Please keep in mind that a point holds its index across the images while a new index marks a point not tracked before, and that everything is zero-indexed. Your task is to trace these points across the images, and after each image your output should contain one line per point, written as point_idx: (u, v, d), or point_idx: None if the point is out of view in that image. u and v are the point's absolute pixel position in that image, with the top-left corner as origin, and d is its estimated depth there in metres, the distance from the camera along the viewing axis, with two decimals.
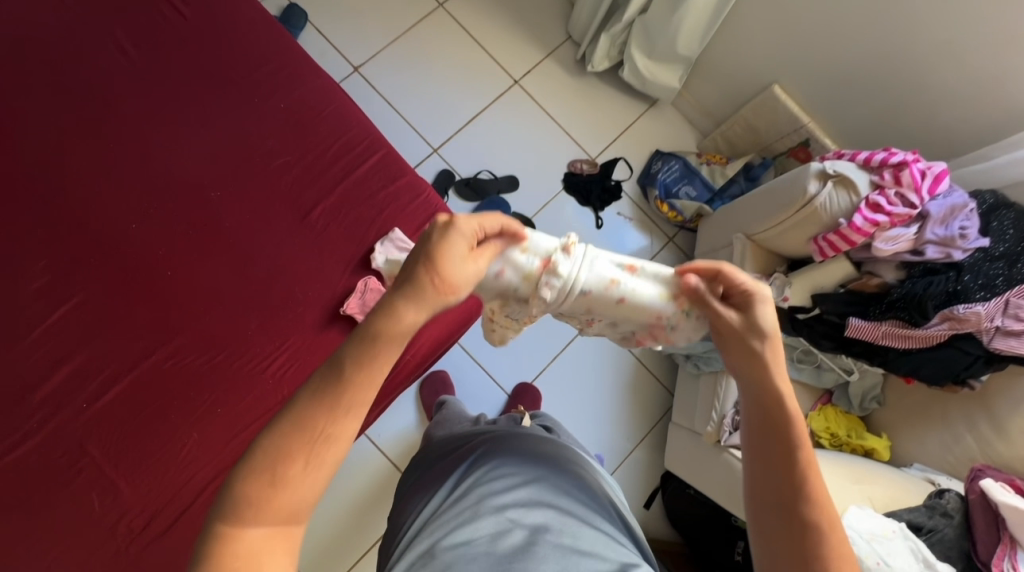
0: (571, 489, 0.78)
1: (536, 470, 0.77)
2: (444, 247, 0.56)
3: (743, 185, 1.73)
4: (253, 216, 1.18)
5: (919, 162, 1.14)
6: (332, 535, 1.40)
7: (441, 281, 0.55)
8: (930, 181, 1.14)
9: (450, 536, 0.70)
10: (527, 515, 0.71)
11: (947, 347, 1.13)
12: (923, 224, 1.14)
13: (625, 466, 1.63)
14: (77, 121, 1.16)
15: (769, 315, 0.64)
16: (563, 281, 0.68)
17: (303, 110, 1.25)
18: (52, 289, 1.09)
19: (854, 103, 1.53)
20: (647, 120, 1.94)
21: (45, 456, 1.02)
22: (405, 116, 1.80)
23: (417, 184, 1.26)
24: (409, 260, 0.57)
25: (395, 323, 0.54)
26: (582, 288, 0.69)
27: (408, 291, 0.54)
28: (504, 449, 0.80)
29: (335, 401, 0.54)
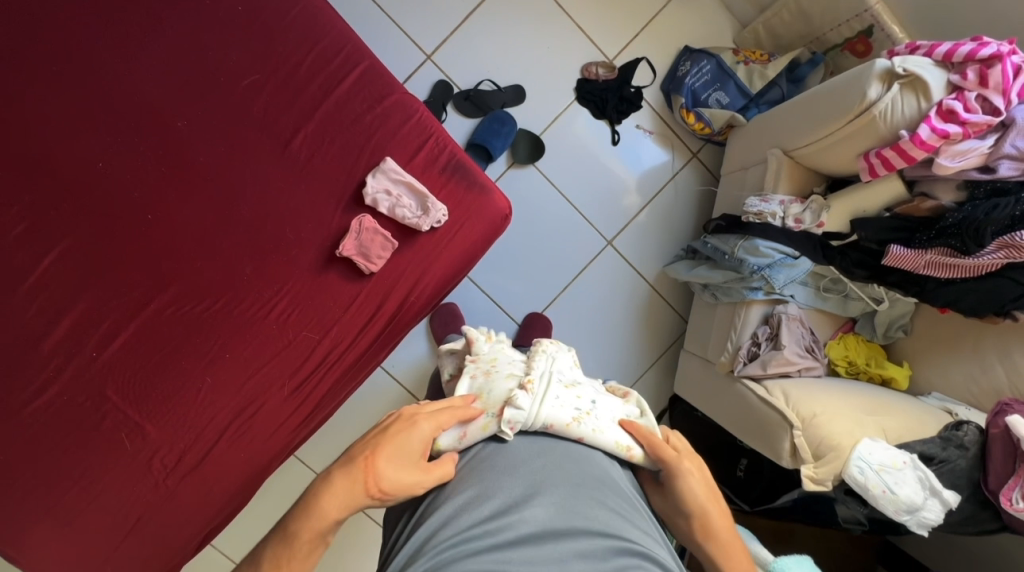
0: (582, 458, 0.70)
1: (541, 442, 0.70)
2: (385, 448, 0.64)
3: (784, 90, 1.50)
4: (228, 149, 1.05)
5: (1013, 56, 0.93)
6: None
7: (371, 473, 0.62)
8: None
9: (448, 518, 0.63)
10: (533, 490, 0.64)
11: (996, 277, 1.04)
12: (1003, 135, 0.97)
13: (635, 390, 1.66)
14: (7, 39, 1.00)
15: (695, 485, 0.70)
16: (524, 421, 0.70)
17: (266, 14, 1.05)
18: (32, 238, 1.03)
19: None
20: (676, 7, 1.63)
21: (68, 403, 1.05)
22: (391, 14, 1.54)
23: (408, 103, 1.10)
24: (361, 444, 0.66)
25: (319, 513, 0.60)
26: (543, 423, 0.71)
27: (346, 465, 0.63)
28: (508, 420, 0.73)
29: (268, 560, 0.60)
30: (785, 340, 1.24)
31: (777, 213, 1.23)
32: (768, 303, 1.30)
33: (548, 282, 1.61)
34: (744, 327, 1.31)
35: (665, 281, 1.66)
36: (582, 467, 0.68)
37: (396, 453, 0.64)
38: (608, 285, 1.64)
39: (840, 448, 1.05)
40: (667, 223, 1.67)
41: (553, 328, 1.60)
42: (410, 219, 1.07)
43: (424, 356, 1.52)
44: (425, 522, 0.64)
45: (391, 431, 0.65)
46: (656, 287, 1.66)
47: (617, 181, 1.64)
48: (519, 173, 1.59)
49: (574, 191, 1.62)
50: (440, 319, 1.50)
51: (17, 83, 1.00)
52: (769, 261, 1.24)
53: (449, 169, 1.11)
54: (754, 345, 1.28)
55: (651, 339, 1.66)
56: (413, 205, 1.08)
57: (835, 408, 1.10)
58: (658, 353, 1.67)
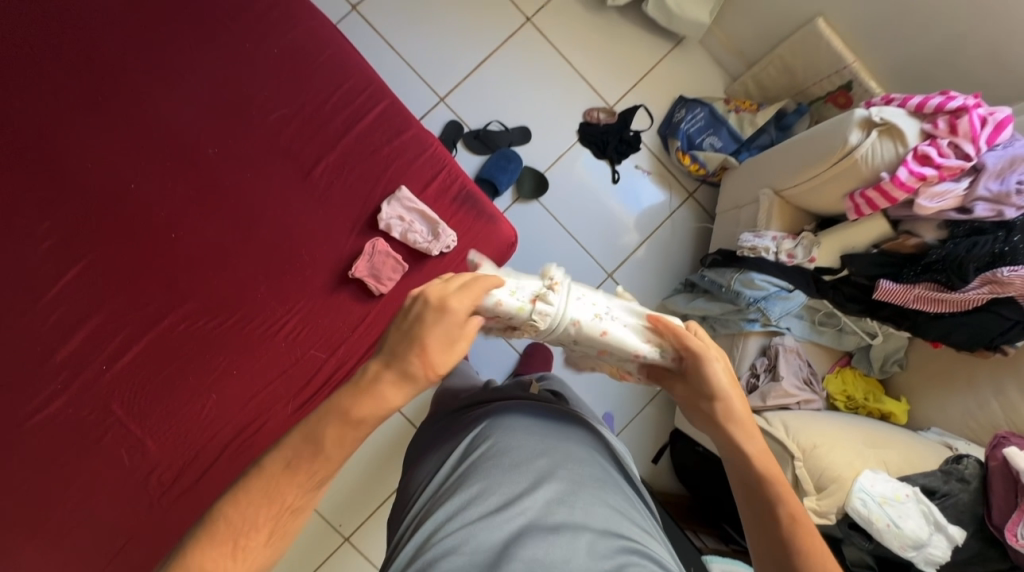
0: (582, 458, 0.72)
1: (544, 442, 0.72)
2: (432, 333, 0.57)
3: (773, 136, 1.60)
4: (253, 175, 1.12)
5: (980, 108, 1.02)
6: (352, 485, 1.47)
7: (428, 361, 0.57)
8: (991, 129, 1.02)
9: (451, 514, 0.65)
10: (533, 490, 0.66)
11: (983, 311, 1.08)
12: (976, 178, 1.04)
13: (635, 424, 1.65)
14: (62, 72, 1.09)
15: (719, 371, 0.68)
16: (552, 316, 0.67)
17: (298, 56, 1.15)
18: (59, 252, 1.08)
19: (908, 37, 1.36)
20: (671, 61, 1.77)
21: (72, 415, 1.06)
22: (409, 60, 1.67)
23: (423, 138, 1.18)
24: (390, 343, 0.58)
25: (380, 399, 0.56)
26: (570, 319, 0.68)
27: (391, 368, 0.56)
28: (512, 421, 0.75)
29: (306, 479, 0.56)
30: (784, 372, 1.26)
31: (771, 247, 1.28)
32: (765, 335, 1.33)
33: None
34: (742, 359, 1.34)
35: None
36: (581, 466, 0.71)
37: (445, 335, 0.57)
38: None
39: (841, 480, 1.05)
40: (665, 258, 1.73)
41: (554, 358, 1.61)
42: (421, 244, 1.13)
43: None
44: (432, 517, 0.66)
45: (430, 318, 0.57)
46: None
47: (617, 217, 1.72)
48: (524, 207, 1.67)
49: (576, 225, 1.69)
50: None
51: (65, 110, 1.09)
52: (765, 293, 1.29)
53: (459, 198, 1.17)
54: (754, 377, 1.31)
55: None
56: (424, 230, 1.13)
57: (838, 440, 1.11)
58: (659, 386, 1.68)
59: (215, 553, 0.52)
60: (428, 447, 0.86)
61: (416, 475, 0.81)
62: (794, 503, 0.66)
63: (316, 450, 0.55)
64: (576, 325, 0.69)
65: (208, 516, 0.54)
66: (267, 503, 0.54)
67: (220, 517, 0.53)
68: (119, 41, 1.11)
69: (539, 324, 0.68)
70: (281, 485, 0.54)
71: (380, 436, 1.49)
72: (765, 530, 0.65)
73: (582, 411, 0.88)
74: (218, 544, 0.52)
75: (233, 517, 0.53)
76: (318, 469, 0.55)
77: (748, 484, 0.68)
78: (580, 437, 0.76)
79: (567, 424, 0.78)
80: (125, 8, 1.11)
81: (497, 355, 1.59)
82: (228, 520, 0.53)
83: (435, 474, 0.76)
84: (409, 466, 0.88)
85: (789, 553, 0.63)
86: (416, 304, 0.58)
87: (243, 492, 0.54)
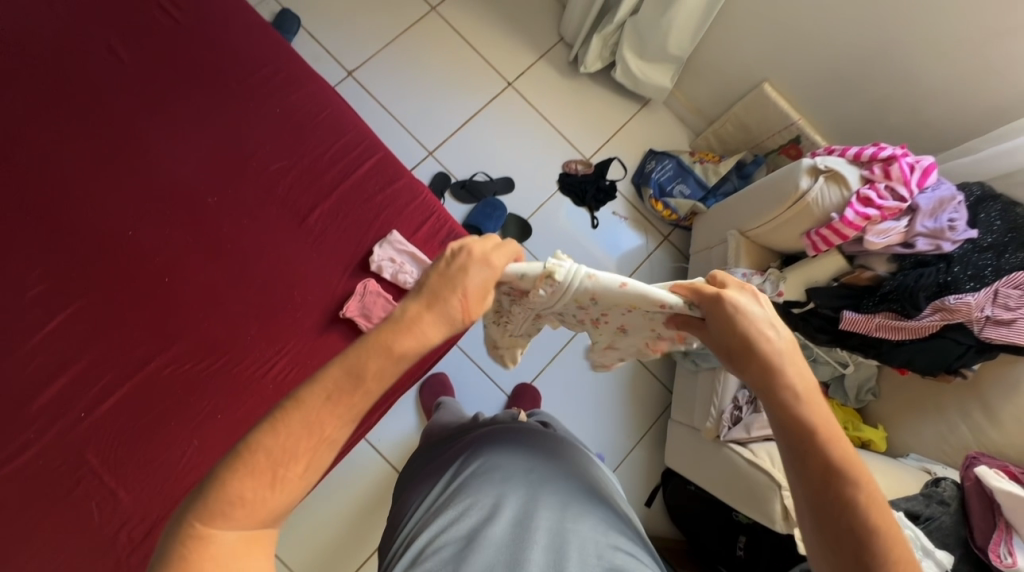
0: (569, 475, 0.79)
1: (531, 461, 0.79)
2: (473, 279, 0.54)
3: (735, 184, 1.75)
4: (250, 221, 1.17)
5: (908, 157, 1.16)
6: (334, 540, 1.39)
7: (469, 306, 0.53)
8: (919, 175, 1.16)
9: (442, 527, 0.70)
10: (520, 505, 0.72)
11: (938, 337, 1.16)
12: (913, 217, 1.16)
13: (625, 464, 1.64)
14: (73, 129, 1.16)
15: (749, 312, 0.59)
16: (564, 275, 0.65)
17: (299, 114, 1.25)
18: (49, 298, 1.08)
19: (843, 99, 1.56)
20: (640, 120, 1.96)
21: (43, 466, 1.01)
22: (400, 119, 1.81)
23: (414, 186, 1.26)
24: (429, 284, 0.53)
25: (420, 339, 0.51)
26: (584, 275, 0.65)
27: (433, 308, 0.52)
28: (501, 440, 0.81)
29: (347, 407, 0.51)
30: None
31: None
32: None
33: (537, 351, 1.65)
34: (724, 392, 1.37)
35: None
36: (567, 482, 0.77)
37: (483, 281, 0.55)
38: None
39: None
40: None
41: (542, 398, 1.61)
42: (411, 284, 1.17)
43: (412, 427, 1.50)
44: (424, 531, 0.70)
45: (475, 267, 0.54)
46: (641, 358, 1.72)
47: (598, 259, 1.81)
48: None
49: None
50: (430, 388, 1.50)
51: (72, 163, 1.14)
52: None
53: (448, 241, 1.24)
54: (737, 408, 1.35)
55: (639, 409, 1.69)
56: (414, 271, 1.18)
57: None
58: (647, 424, 1.68)
59: (253, 482, 0.49)
60: (421, 471, 0.90)
61: (408, 494, 0.85)
62: (849, 452, 0.58)
63: (359, 381, 0.50)
64: (592, 285, 0.66)
65: (240, 444, 0.50)
66: (304, 437, 0.50)
67: (255, 443, 0.49)
68: (130, 101, 1.19)
69: (551, 289, 0.66)
70: (323, 416, 0.50)
71: (365, 485, 1.43)
72: (816, 489, 0.58)
73: (566, 435, 0.94)
74: (254, 474, 0.49)
75: (270, 445, 0.49)
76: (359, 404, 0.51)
77: (794, 438, 0.59)
78: (570, 457, 0.83)
79: (553, 443, 0.84)
80: (139, 74, 1.21)
81: (485, 397, 1.59)
82: (265, 447, 0.49)
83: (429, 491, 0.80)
84: (401, 494, 0.91)
85: (849, 512, 0.56)
86: (458, 254, 0.55)
87: (282, 420, 0.50)
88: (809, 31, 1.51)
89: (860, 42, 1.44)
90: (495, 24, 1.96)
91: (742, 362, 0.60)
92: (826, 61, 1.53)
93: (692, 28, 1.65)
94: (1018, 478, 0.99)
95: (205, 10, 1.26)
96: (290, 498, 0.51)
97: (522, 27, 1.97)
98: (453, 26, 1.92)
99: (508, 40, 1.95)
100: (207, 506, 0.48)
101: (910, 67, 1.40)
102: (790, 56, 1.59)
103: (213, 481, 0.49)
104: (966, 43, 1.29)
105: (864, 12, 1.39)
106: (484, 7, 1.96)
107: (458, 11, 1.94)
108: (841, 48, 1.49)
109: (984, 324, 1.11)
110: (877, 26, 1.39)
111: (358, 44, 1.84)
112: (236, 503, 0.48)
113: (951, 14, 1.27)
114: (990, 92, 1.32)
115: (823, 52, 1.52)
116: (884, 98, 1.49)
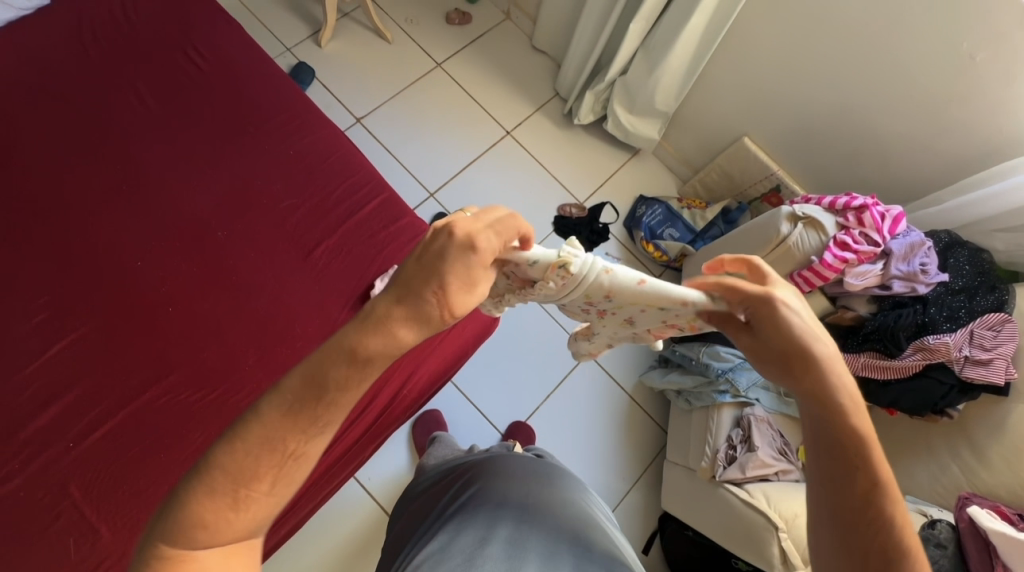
0: (557, 509, 0.79)
1: (520, 493, 0.80)
2: (450, 268, 0.52)
3: (722, 228, 1.84)
4: (256, 254, 1.22)
5: (878, 206, 1.25)
6: None
7: (449, 299, 0.52)
8: (889, 222, 1.24)
9: (432, 548, 0.72)
10: (505, 535, 0.73)
11: (922, 377, 1.19)
12: (887, 261, 1.24)
13: (621, 507, 1.60)
14: (95, 166, 1.23)
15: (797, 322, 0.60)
16: (582, 265, 0.68)
17: (310, 156, 1.33)
18: (51, 325, 1.10)
19: (817, 153, 1.68)
20: (630, 168, 2.08)
21: (25, 499, 0.99)
22: (404, 162, 1.91)
23: (417, 224, 1.32)
24: (404, 279, 0.52)
25: (390, 339, 0.51)
26: (602, 268, 0.68)
27: (406, 309, 0.51)
28: (493, 470, 0.83)
29: (307, 421, 0.51)
30: (759, 442, 1.31)
31: None
32: (737, 406, 1.41)
33: (532, 388, 1.66)
34: (718, 431, 1.39)
35: (642, 390, 1.73)
36: (555, 516, 0.77)
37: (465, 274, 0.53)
38: (590, 392, 1.70)
39: None
40: None
41: (536, 436, 1.60)
42: None
43: (404, 465, 1.47)
44: (416, 554, 0.72)
45: (452, 253, 0.52)
46: (635, 397, 1.72)
47: None
48: None
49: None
50: (424, 424, 1.49)
51: (91, 198, 1.20)
52: (730, 365, 1.41)
53: None
54: (731, 448, 1.35)
55: (634, 449, 1.67)
56: None
57: None
58: (642, 465, 1.66)
59: (216, 504, 0.50)
60: (416, 502, 0.93)
61: (403, 526, 0.89)
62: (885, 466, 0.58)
63: (319, 393, 0.50)
64: (609, 278, 0.69)
65: (202, 465, 0.50)
66: (264, 456, 0.50)
67: (215, 465, 0.50)
68: (152, 141, 1.27)
69: (567, 276, 0.68)
70: (282, 433, 0.50)
71: (352, 527, 1.39)
72: (847, 497, 0.58)
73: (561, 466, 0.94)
74: (216, 497, 0.50)
75: (229, 465, 0.50)
76: (318, 418, 0.51)
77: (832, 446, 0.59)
78: (553, 485, 0.83)
79: (545, 476, 0.85)
80: (163, 117, 1.29)
81: (478, 435, 1.58)
82: (223, 467, 0.50)
83: (420, 521, 0.83)
84: (396, 527, 0.92)
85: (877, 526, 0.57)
86: (437, 238, 0.53)
87: (239, 439, 0.50)
88: (782, 93, 1.66)
89: (828, 103, 1.58)
90: (496, 79, 2.12)
91: (793, 367, 0.60)
92: (799, 119, 1.67)
93: (677, 88, 1.80)
94: (1009, 520, 1.01)
95: (230, 62, 1.37)
96: (265, 513, 0.52)
97: (520, 82, 2.14)
98: (456, 80, 2.08)
99: (507, 94, 2.11)
100: (176, 528, 0.50)
101: (875, 126, 1.53)
102: (767, 114, 1.73)
103: (178, 505, 0.50)
104: (923, 105, 1.42)
105: (830, 77, 1.54)
106: (486, 64, 2.13)
107: (462, 68, 2.10)
108: (811, 108, 1.63)
109: (964, 363, 1.15)
110: (843, 90, 1.54)
111: (368, 94, 1.97)
112: (205, 522, 0.50)
113: (907, 80, 1.41)
114: (950, 149, 1.44)
115: (797, 110, 1.66)
116: (855, 152, 1.61)
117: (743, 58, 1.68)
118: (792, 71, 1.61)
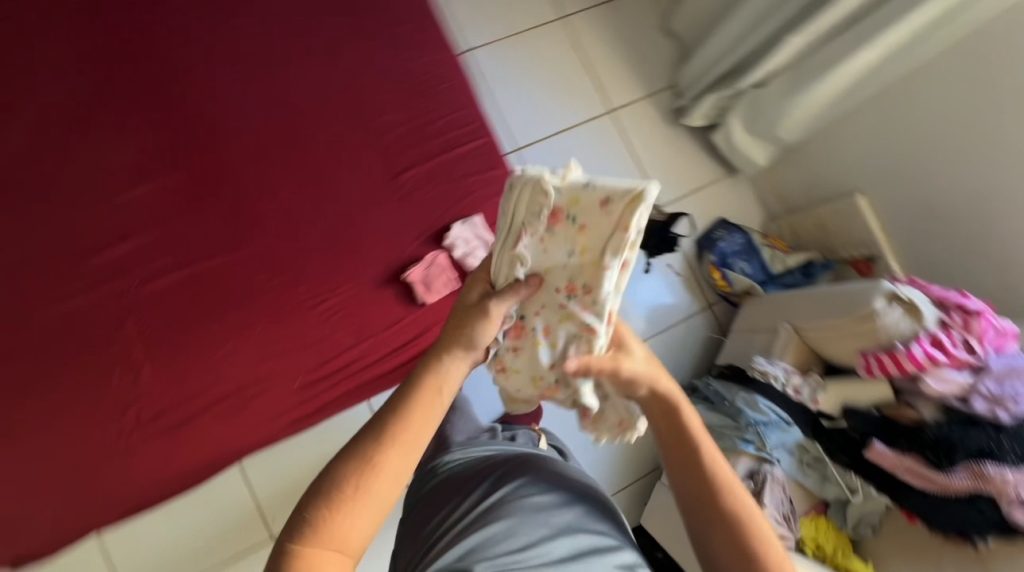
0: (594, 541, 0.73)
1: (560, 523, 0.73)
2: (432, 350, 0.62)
3: (797, 279, 1.74)
4: (347, 159, 1.19)
5: (987, 318, 1.19)
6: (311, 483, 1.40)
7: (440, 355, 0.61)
8: (989, 338, 1.18)
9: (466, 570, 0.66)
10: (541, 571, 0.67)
11: (963, 500, 1.13)
12: (977, 374, 1.18)
13: None
14: (216, 19, 1.19)
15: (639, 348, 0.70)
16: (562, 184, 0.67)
17: (426, 73, 1.26)
18: (141, 166, 1.11)
19: (932, 237, 1.55)
20: (722, 187, 1.98)
21: (83, 320, 1.04)
22: (500, 107, 1.84)
23: (508, 179, 1.25)
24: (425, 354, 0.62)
25: (434, 376, 0.60)
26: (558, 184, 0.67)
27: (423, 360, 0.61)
28: (531, 488, 0.77)
29: (380, 436, 0.57)
30: (767, 500, 1.30)
31: (779, 377, 1.39)
32: (755, 458, 1.37)
33: None
34: None
35: None
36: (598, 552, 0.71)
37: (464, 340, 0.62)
38: None
39: None
40: (668, 355, 1.86)
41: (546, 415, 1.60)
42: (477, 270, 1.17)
43: None
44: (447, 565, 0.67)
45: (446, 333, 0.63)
46: None
47: (641, 303, 1.85)
48: None
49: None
50: None
51: (204, 50, 1.17)
52: (764, 419, 1.38)
53: None
54: None
55: (632, 462, 1.66)
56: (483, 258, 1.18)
57: None
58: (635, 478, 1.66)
59: (323, 508, 0.54)
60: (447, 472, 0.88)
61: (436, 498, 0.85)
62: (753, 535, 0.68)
63: (389, 412, 0.58)
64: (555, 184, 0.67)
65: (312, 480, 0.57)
66: (365, 457, 0.56)
67: (324, 474, 0.57)
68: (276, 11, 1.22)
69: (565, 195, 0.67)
70: (367, 446, 0.56)
71: None
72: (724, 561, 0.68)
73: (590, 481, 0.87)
74: (320, 499, 0.55)
75: (330, 476, 0.56)
76: (392, 433, 0.57)
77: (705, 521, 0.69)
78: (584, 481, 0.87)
79: (583, 506, 0.78)
80: None
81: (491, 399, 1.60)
82: (328, 476, 0.56)
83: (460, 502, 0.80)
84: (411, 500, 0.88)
85: None
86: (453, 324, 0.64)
87: (344, 451, 0.58)
88: (924, 161, 1.51)
89: (969, 189, 1.44)
90: (616, 50, 1.98)
91: (678, 437, 0.70)
92: (928, 196, 1.53)
93: (810, 120, 1.65)
94: None
95: None
96: (359, 522, 0.55)
97: (641, 61, 2.00)
98: (576, 39, 1.95)
99: (623, 70, 1.98)
100: (295, 526, 0.54)
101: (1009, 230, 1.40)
102: (895, 179, 1.58)
103: (297, 511, 0.55)
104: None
105: (983, 164, 1.39)
106: (612, 31, 1.99)
107: (586, 27, 1.96)
108: (946, 189, 1.49)
109: (1014, 504, 1.08)
110: (994, 181, 1.39)
111: (484, 26, 1.87)
112: (311, 526, 0.54)
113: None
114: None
115: (930, 185, 1.51)
116: (974, 251, 1.47)
117: (898, 111, 1.52)
118: (950, 140, 1.45)
